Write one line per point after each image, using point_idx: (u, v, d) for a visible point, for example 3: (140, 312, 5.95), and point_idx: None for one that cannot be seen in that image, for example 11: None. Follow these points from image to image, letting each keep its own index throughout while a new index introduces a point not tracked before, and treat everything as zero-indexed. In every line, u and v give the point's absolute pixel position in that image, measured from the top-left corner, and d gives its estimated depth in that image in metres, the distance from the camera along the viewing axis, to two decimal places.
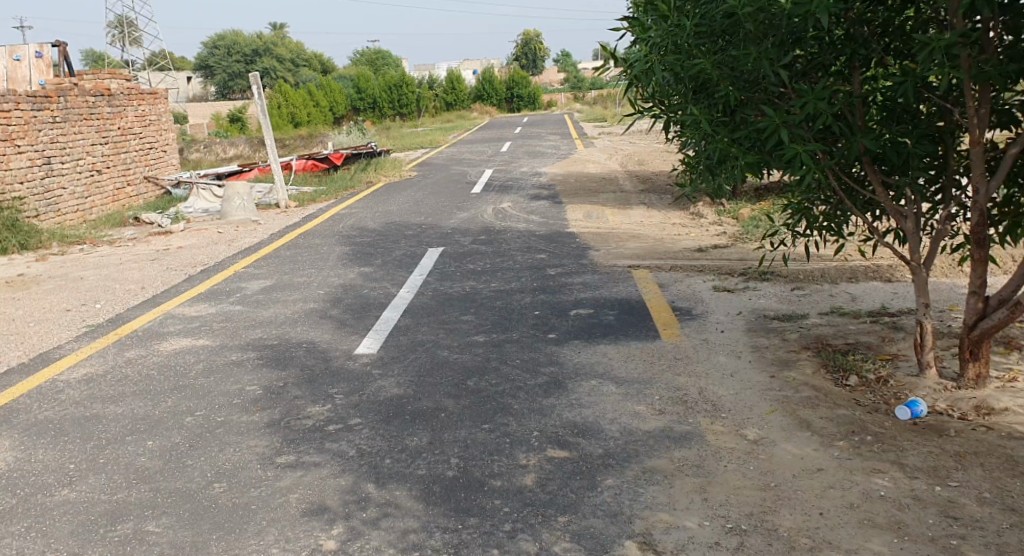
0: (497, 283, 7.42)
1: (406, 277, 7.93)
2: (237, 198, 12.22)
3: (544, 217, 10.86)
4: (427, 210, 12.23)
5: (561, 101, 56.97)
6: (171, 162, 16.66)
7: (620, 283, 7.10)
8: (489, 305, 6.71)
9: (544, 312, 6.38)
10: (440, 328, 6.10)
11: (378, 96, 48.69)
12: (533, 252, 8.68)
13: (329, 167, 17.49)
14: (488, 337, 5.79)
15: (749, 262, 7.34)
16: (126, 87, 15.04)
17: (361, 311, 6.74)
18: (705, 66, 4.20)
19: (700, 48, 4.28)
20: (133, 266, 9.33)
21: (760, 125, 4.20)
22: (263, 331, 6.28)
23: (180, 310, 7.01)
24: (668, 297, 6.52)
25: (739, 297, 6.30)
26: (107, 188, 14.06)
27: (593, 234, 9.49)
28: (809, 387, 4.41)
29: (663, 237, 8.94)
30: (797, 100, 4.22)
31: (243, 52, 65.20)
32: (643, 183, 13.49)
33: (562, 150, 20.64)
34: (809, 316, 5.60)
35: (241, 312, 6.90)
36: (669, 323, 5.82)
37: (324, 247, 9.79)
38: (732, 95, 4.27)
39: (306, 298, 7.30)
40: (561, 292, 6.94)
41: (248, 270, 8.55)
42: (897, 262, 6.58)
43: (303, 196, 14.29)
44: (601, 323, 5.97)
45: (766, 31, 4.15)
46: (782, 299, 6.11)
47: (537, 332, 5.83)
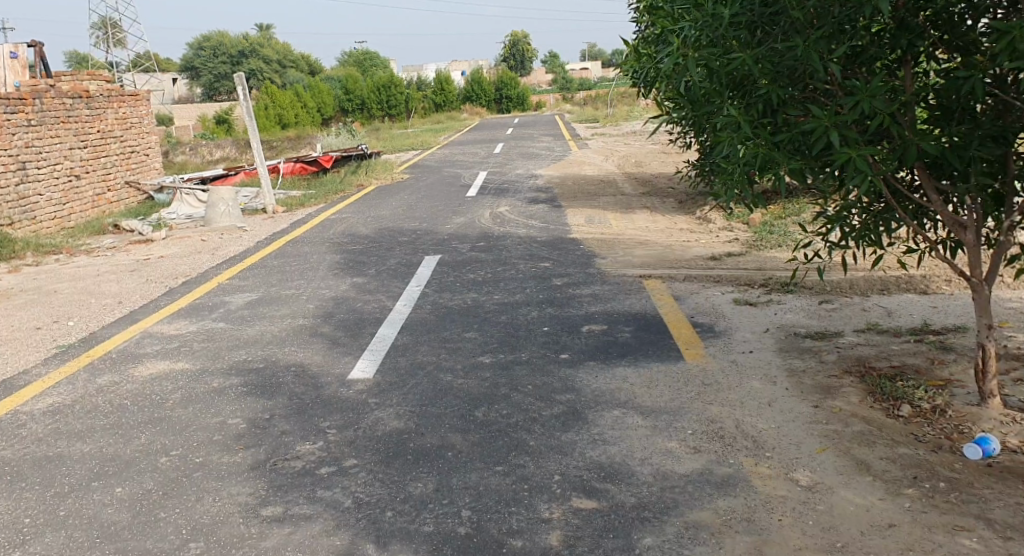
0: (500, 295, 6.94)
1: (402, 288, 7.44)
2: (222, 204, 11.70)
3: (545, 222, 10.39)
4: (421, 215, 11.71)
5: (551, 102, 56.59)
6: (154, 166, 16.08)
7: (633, 296, 6.62)
8: (493, 320, 6.22)
9: (554, 327, 5.92)
10: (441, 347, 5.60)
11: (367, 97, 48.15)
12: (536, 260, 8.19)
13: (318, 170, 16.94)
14: (495, 358, 5.29)
15: (769, 271, 6.88)
16: (105, 89, 14.51)
17: (355, 327, 6.24)
18: (743, 60, 3.72)
19: (736, 40, 3.81)
20: (110, 277, 8.77)
21: (806, 127, 3.72)
22: (248, 352, 5.76)
23: (159, 327, 6.47)
24: (686, 311, 6.05)
25: (763, 312, 5.83)
26: (86, 194, 13.47)
27: (598, 240, 9.02)
28: (859, 419, 3.96)
29: (672, 244, 8.47)
30: (846, 98, 3.75)
31: (230, 54, 64.39)
32: (644, 186, 13.04)
33: (556, 151, 20.21)
34: (845, 334, 5.14)
35: (225, 330, 6.37)
36: (691, 342, 5.35)
37: (313, 255, 9.27)
38: (773, 93, 3.80)
39: (295, 313, 6.78)
40: (569, 306, 6.46)
41: (233, 282, 8.02)
42: (931, 273, 6.14)
43: (291, 200, 13.78)
44: (617, 341, 5.49)
45: (813, 20, 3.68)
46: (811, 313, 5.65)
47: (548, 352, 5.34)
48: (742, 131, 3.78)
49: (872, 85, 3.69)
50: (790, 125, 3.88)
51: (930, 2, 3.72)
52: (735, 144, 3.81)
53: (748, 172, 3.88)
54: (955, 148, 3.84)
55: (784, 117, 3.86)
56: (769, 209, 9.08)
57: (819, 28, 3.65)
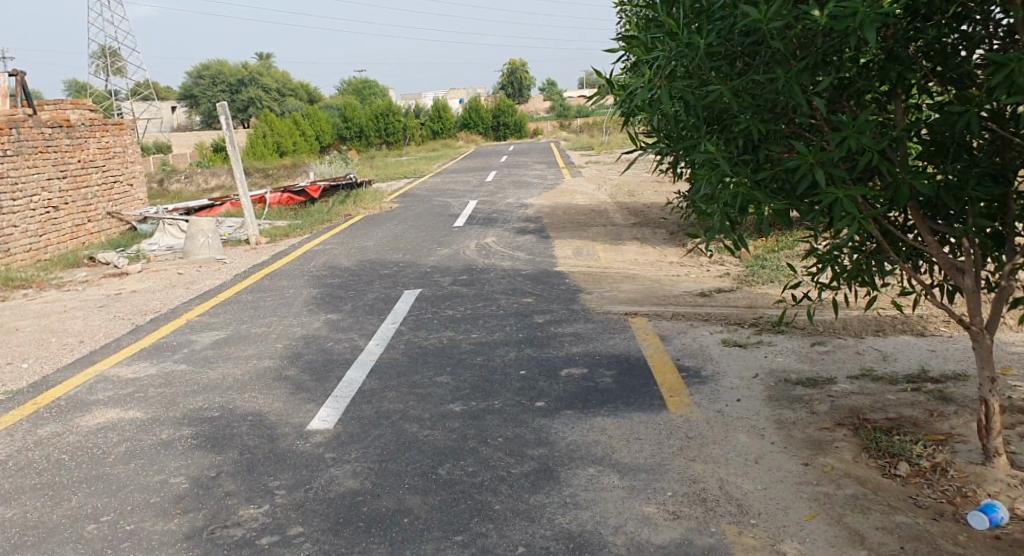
0: (478, 333, 6.60)
1: (377, 326, 7.04)
2: (201, 235, 11.42)
3: (531, 254, 10.09)
4: (405, 246, 11.41)
5: (547, 129, 56.64)
6: (138, 197, 15.86)
7: (616, 335, 6.30)
8: (467, 362, 5.88)
9: (531, 371, 5.56)
10: (410, 393, 5.26)
11: (364, 125, 48.18)
12: (519, 295, 7.87)
13: (306, 200, 16.68)
14: (466, 405, 4.96)
15: (760, 309, 6.57)
16: (87, 119, 14.41)
17: (322, 370, 5.90)
18: (721, 93, 3.44)
19: (713, 72, 3.53)
20: (77, 314, 8.48)
21: (789, 164, 3.43)
22: (206, 398, 5.43)
23: (116, 371, 6.16)
24: (672, 353, 5.72)
25: (752, 355, 5.50)
26: (65, 225, 13.23)
27: (585, 273, 8.72)
28: (854, 479, 3.63)
29: (660, 279, 8.17)
30: (832, 134, 3.46)
31: (228, 82, 64.61)
32: (635, 216, 12.76)
33: (549, 179, 19.99)
34: (838, 381, 4.81)
35: (186, 374, 6.05)
36: (675, 389, 5.02)
37: (290, 290, 8.96)
38: (754, 128, 3.51)
39: (262, 354, 6.45)
40: (550, 346, 6.14)
41: (202, 320, 7.71)
42: (928, 313, 5.84)
43: (275, 231, 13.50)
44: (597, 386, 5.16)
45: (795, 51, 3.41)
46: (802, 357, 5.34)
47: (522, 398, 5.01)
48: (721, 170, 3.50)
49: (860, 119, 3.40)
50: (772, 162, 3.60)
51: (921, 32, 3.46)
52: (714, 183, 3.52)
53: (728, 213, 3.58)
54: (951, 188, 3.55)
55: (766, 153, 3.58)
56: (762, 241, 8.79)
57: (802, 59, 3.38)
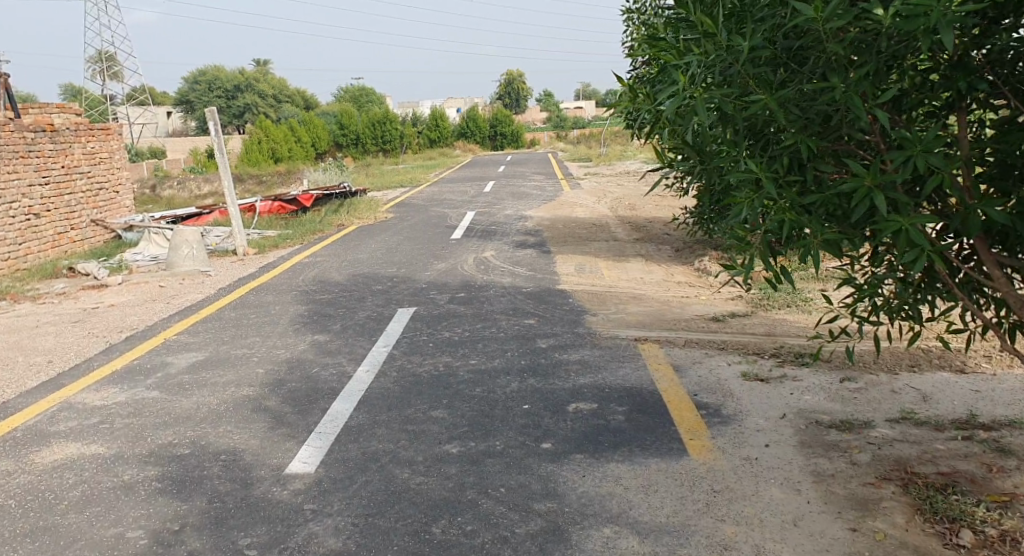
0: (476, 358, 6.11)
1: (367, 349, 6.53)
2: (185, 246, 10.92)
3: (531, 270, 9.61)
4: (400, 259, 10.93)
5: (544, 139, 56.27)
6: (124, 204, 15.35)
7: (626, 364, 5.81)
8: (464, 393, 5.39)
9: (535, 405, 5.07)
10: (402, 430, 4.77)
11: (361, 132, 47.77)
12: (520, 315, 7.39)
13: (298, 209, 16.19)
14: (464, 447, 4.47)
15: (780, 337, 6.09)
16: (72, 122, 13.94)
17: (305, 401, 5.40)
18: (767, 105, 2.98)
19: (757, 80, 3.07)
20: (49, 330, 7.98)
21: (844, 188, 2.97)
22: (176, 432, 4.93)
23: (81, 397, 5.66)
24: (687, 386, 5.25)
25: (776, 392, 5.03)
26: (46, 233, 12.73)
27: (588, 293, 8.24)
28: (910, 551, 3.17)
29: (669, 301, 7.70)
30: (894, 153, 2.99)
31: (224, 88, 64.16)
32: (639, 231, 12.30)
33: (548, 191, 19.54)
34: (877, 425, 4.33)
35: (157, 402, 5.54)
36: (695, 430, 4.53)
37: (276, 306, 8.47)
38: (803, 145, 3.04)
39: (242, 380, 5.95)
40: (554, 375, 5.65)
41: (180, 340, 7.22)
42: (966, 347, 5.39)
43: (265, 241, 13.00)
44: (607, 425, 4.67)
45: (851, 58, 2.95)
46: (833, 396, 4.87)
47: (525, 439, 4.52)
48: (763, 194, 3.03)
49: (926, 137, 2.94)
50: (821, 183, 3.13)
51: (994, 37, 3.00)
52: (754, 208, 3.05)
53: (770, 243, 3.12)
54: None
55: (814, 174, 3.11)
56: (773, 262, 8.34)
57: (860, 68, 2.92)
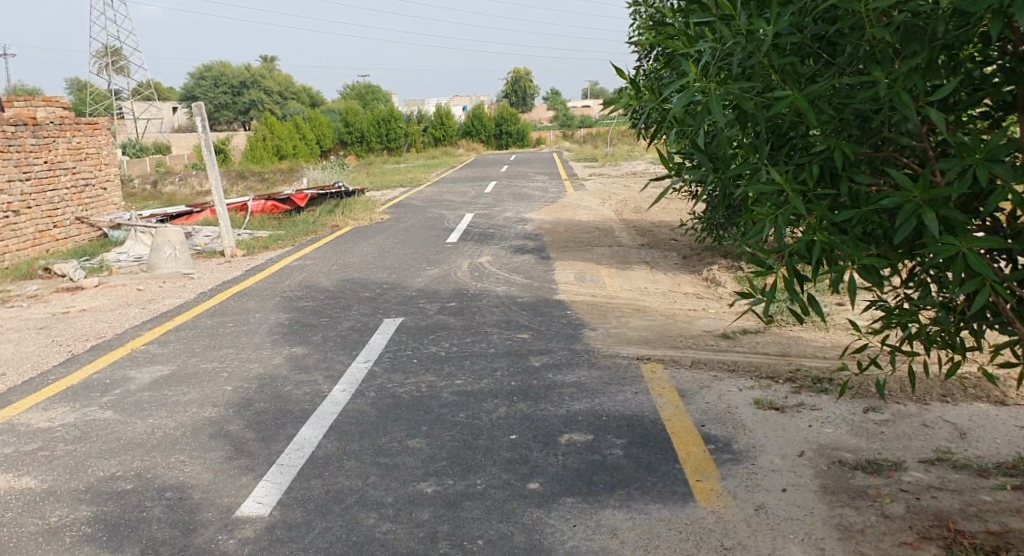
0: (463, 378, 5.58)
1: (346, 366, 6.00)
2: (167, 247, 10.41)
3: (528, 278, 9.09)
4: (392, 264, 10.41)
5: (550, 138, 55.68)
6: (113, 201, 14.87)
7: (626, 387, 5.27)
8: (446, 418, 4.85)
9: (524, 435, 4.54)
10: (373, 463, 4.25)
11: (365, 130, 47.32)
12: (513, 328, 6.87)
13: (292, 209, 15.70)
14: (439, 486, 3.94)
15: (795, 359, 5.56)
16: (58, 116, 13.48)
17: (270, 425, 4.88)
18: (793, 103, 2.42)
19: (782, 71, 2.51)
20: (12, 338, 7.50)
21: (885, 203, 2.41)
22: (122, 463, 4.43)
23: (27, 419, 5.17)
24: (694, 415, 4.72)
25: (794, 423, 4.48)
26: (26, 231, 12.27)
27: (589, 304, 7.72)
28: None
29: (675, 314, 7.17)
30: (950, 162, 2.42)
31: (229, 84, 63.77)
32: (644, 237, 11.76)
33: (551, 192, 19.02)
34: (910, 467, 3.78)
35: (108, 425, 5.04)
36: (702, 469, 3.99)
37: (256, 313, 7.96)
38: (837, 151, 2.48)
39: (205, 399, 5.43)
40: (547, 398, 5.12)
41: (148, 351, 6.71)
42: (1006, 375, 4.84)
43: (255, 241, 12.51)
44: (603, 462, 4.14)
45: (898, 45, 2.38)
46: (859, 428, 4.33)
47: (510, 478, 3.99)
48: (789, 210, 2.48)
49: (988, 143, 2.36)
50: (858, 196, 2.56)
51: None
52: (780, 225, 2.50)
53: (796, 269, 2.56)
54: None
55: (849, 186, 2.54)
56: None
57: (908, 57, 2.35)
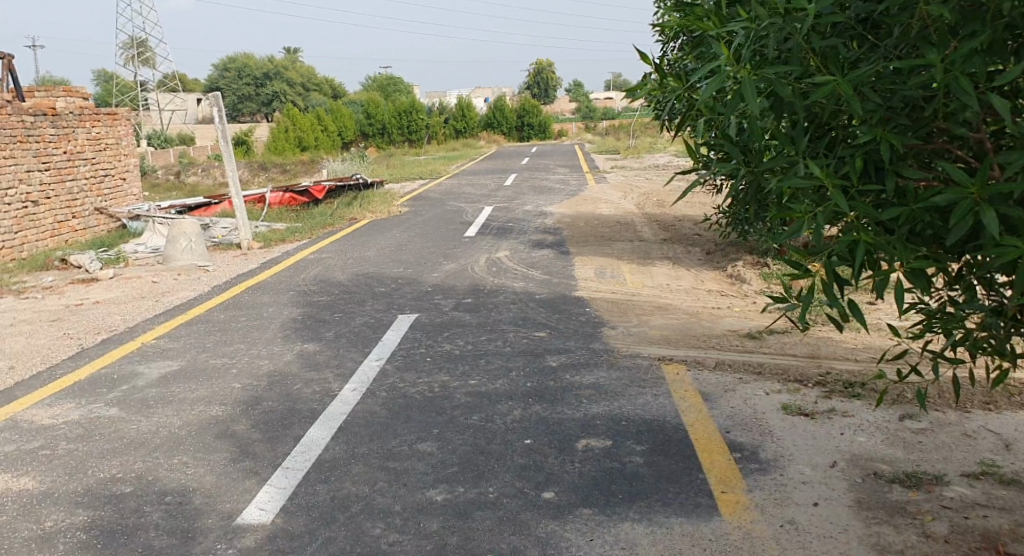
0: (477, 378, 5.38)
1: (358, 364, 5.82)
2: (183, 239, 10.30)
3: (547, 273, 8.87)
4: (408, 258, 10.24)
5: (571, 131, 55.30)
6: (132, 192, 14.83)
7: (647, 390, 5.05)
8: (459, 420, 4.66)
9: (539, 439, 4.34)
10: (381, 468, 4.07)
11: (387, 121, 47.22)
12: (531, 326, 6.66)
13: (310, 201, 15.58)
14: (450, 494, 3.75)
15: (825, 361, 5.31)
16: (77, 107, 13.44)
17: (277, 426, 4.71)
18: (836, 89, 2.16)
19: (823, 54, 2.25)
20: (24, 331, 7.41)
21: (937, 200, 2.15)
22: (124, 464, 4.29)
23: (30, 417, 5.05)
24: (718, 421, 4.49)
25: (825, 431, 4.23)
26: (45, 221, 12.24)
27: (609, 301, 7.49)
28: None
29: (698, 313, 6.92)
30: (1011, 155, 2.15)
31: (252, 76, 63.97)
32: (666, 232, 11.49)
33: (571, 185, 18.75)
34: (952, 481, 3.53)
35: (112, 423, 4.90)
36: (728, 480, 3.77)
37: (269, 308, 7.81)
38: (885, 143, 2.21)
39: (213, 396, 5.28)
40: (564, 400, 4.91)
41: (158, 346, 6.59)
42: None
43: (272, 234, 12.40)
44: (623, 470, 3.93)
45: (956, 24, 2.10)
46: (895, 436, 4.08)
47: (523, 486, 3.80)
48: (830, 207, 2.22)
49: None
50: (905, 193, 2.30)
51: None
52: (819, 225, 2.25)
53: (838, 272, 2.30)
54: None
55: (896, 181, 2.28)
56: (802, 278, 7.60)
57: (966, 37, 2.08)
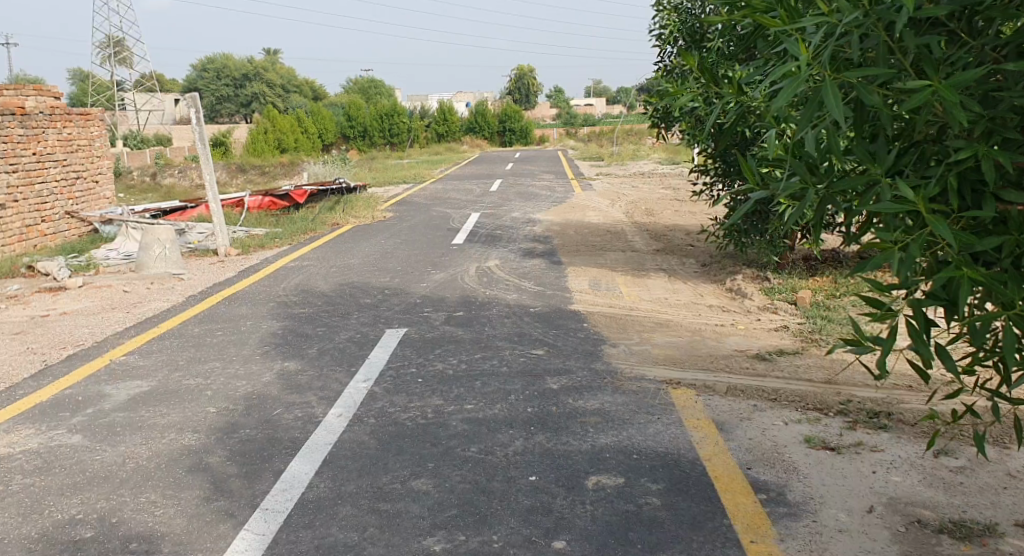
0: (473, 402, 4.99)
1: (343, 386, 5.40)
2: (157, 246, 9.82)
3: (540, 285, 8.51)
4: (394, 267, 9.82)
5: (553, 136, 54.97)
6: (104, 195, 14.29)
7: (657, 417, 4.69)
8: (456, 452, 4.27)
9: (544, 476, 3.96)
10: (373, 511, 3.68)
11: (368, 124, 46.68)
12: (527, 343, 6.29)
13: (290, 205, 15.11)
14: (450, 543, 3.40)
15: (844, 388, 4.98)
16: (48, 106, 12.93)
17: (256, 458, 4.29)
18: (933, 95, 1.88)
19: (913, 57, 2.00)
20: None
21: None
22: (84, 502, 3.86)
23: None
24: (737, 455, 4.14)
25: (854, 468, 3.91)
26: (12, 225, 11.70)
27: (606, 315, 7.14)
28: None
29: (702, 330, 6.59)
30: None
31: (232, 77, 63.09)
32: (658, 241, 11.17)
33: (557, 191, 18.41)
34: (1006, 533, 3.29)
35: (74, 453, 4.46)
36: (755, 528, 3.44)
37: (248, 321, 7.37)
38: (988, 161, 1.93)
39: (185, 422, 4.84)
40: (568, 429, 4.54)
41: (128, 363, 6.14)
42: None
43: (251, 240, 11.94)
44: (639, 514, 3.57)
45: None
46: (933, 477, 3.76)
47: (532, 534, 3.44)
48: (922, 236, 1.95)
49: None
50: (1007, 219, 2.03)
51: None
52: (909, 255, 1.97)
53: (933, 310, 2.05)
54: None
55: (996, 205, 2.01)
56: (808, 294, 7.31)
57: None
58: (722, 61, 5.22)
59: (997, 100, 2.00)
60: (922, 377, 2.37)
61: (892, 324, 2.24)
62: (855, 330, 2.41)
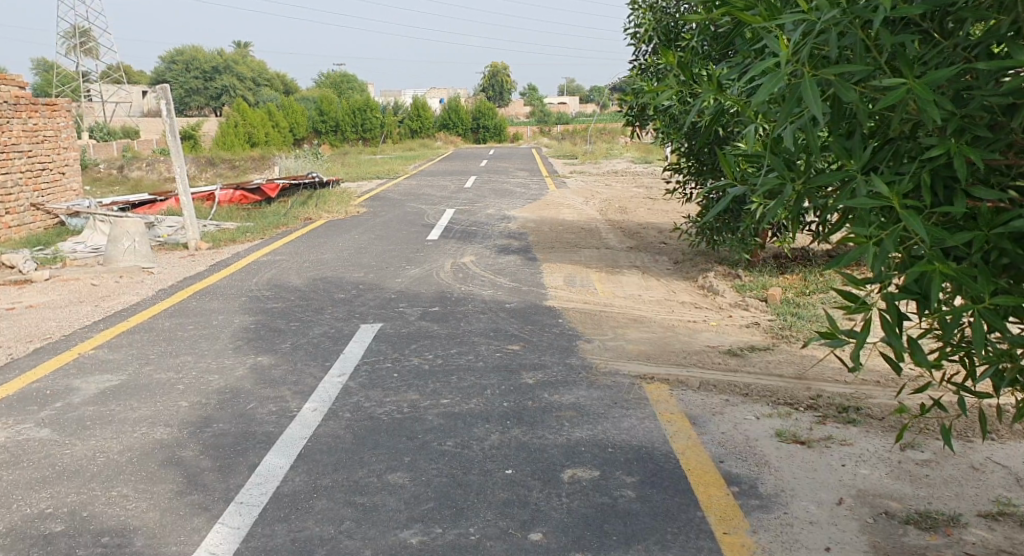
0: (449, 397, 4.99)
1: (318, 380, 5.38)
2: (126, 239, 9.66)
3: (515, 280, 8.53)
4: (368, 262, 9.78)
5: (528, 133, 54.89)
6: (70, 187, 14.08)
7: (632, 412, 4.73)
8: (432, 446, 4.28)
9: (520, 469, 3.98)
10: (348, 504, 3.68)
11: (340, 119, 46.24)
12: (503, 338, 6.30)
13: (261, 200, 14.97)
14: (427, 536, 3.41)
15: (813, 384, 5.07)
16: (13, 96, 12.70)
17: (229, 452, 4.26)
18: (910, 92, 1.94)
19: (888, 56, 2.07)
20: None
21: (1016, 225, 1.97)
22: (54, 497, 3.81)
23: None
24: (710, 450, 4.19)
25: (826, 463, 3.96)
26: None
27: (581, 311, 7.19)
28: None
29: (677, 326, 6.66)
30: None
31: (202, 69, 62.14)
32: (632, 239, 11.24)
33: (531, 189, 18.37)
34: (970, 523, 3.38)
35: (43, 447, 4.39)
36: (728, 519, 3.49)
37: (220, 315, 7.30)
38: (962, 156, 2.00)
39: (157, 416, 4.79)
40: (544, 422, 4.56)
41: (96, 357, 6.04)
42: None
43: (222, 233, 11.83)
44: (614, 507, 3.61)
45: None
46: (901, 470, 3.84)
47: (508, 526, 3.47)
48: (897, 231, 2.01)
49: None
50: (977, 214, 2.10)
51: None
52: (884, 249, 2.02)
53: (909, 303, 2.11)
54: None
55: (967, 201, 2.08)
56: (777, 292, 7.40)
57: None
58: (699, 59, 5.24)
59: (968, 99, 2.07)
60: (894, 369, 2.40)
61: (866, 318, 2.27)
62: (830, 323, 2.44)
